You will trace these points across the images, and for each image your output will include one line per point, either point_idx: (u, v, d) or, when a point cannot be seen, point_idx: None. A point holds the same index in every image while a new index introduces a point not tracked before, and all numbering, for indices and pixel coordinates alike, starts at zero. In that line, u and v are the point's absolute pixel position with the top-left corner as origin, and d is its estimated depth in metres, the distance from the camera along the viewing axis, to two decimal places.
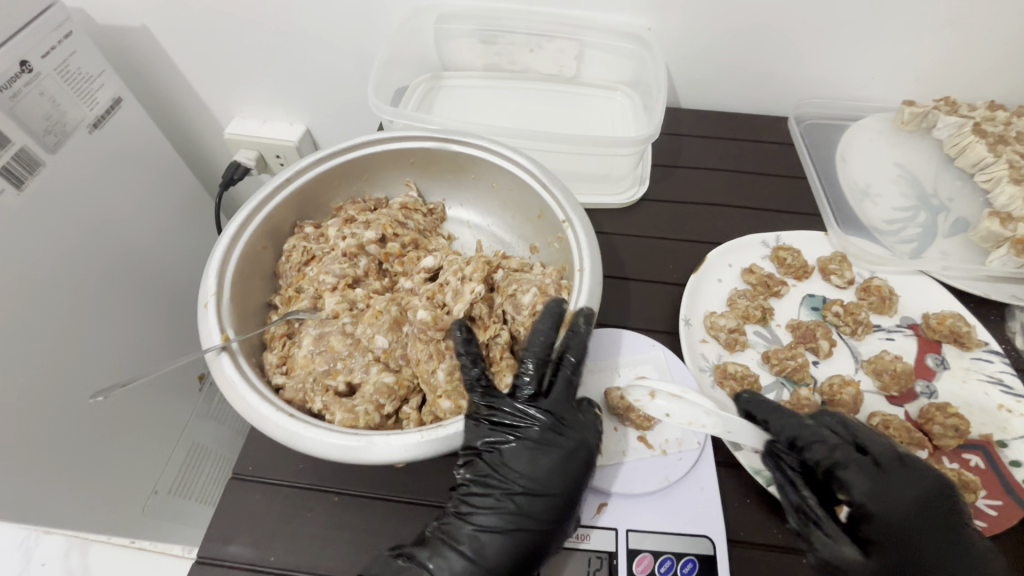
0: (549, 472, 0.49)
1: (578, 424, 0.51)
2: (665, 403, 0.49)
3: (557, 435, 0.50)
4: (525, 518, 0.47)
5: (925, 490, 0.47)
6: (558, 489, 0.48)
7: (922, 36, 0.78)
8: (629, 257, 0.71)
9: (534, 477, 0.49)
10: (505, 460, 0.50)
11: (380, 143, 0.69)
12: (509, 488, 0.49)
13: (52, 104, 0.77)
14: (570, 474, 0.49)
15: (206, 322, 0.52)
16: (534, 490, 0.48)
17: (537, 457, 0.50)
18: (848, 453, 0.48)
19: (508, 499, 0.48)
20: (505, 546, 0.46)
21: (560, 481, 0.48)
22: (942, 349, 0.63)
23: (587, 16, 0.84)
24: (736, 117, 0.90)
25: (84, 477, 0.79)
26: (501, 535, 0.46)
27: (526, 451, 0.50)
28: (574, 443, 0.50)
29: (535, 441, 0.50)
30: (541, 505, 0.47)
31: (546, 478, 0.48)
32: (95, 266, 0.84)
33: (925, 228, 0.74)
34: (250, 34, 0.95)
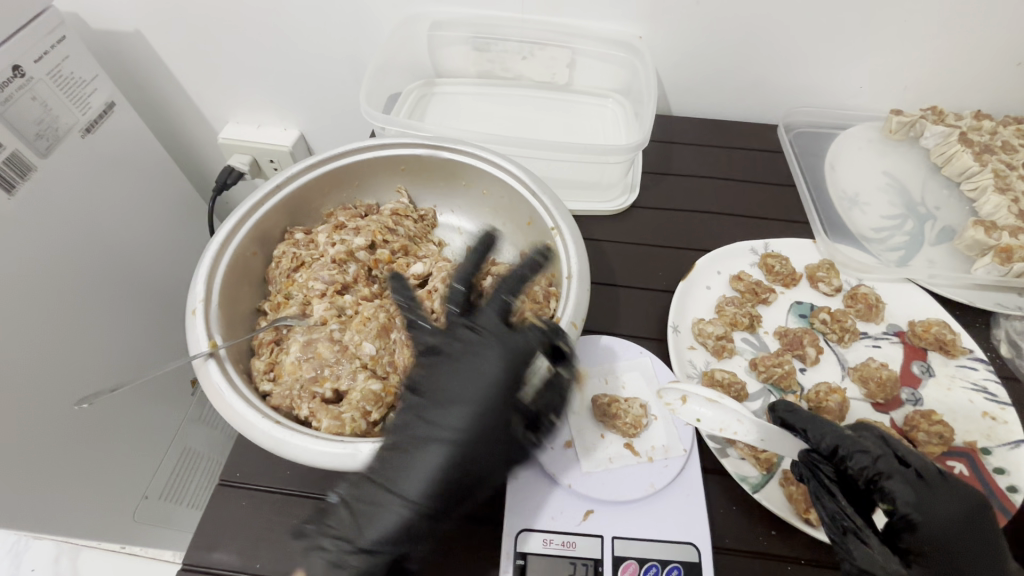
0: (470, 389, 0.49)
1: (498, 339, 0.51)
2: (698, 406, 0.48)
3: (476, 350, 0.51)
4: (444, 429, 0.48)
5: (963, 500, 0.45)
6: (483, 403, 0.49)
7: (909, 46, 0.79)
8: (618, 263, 0.71)
9: (455, 396, 0.49)
10: (428, 379, 0.51)
11: (372, 150, 0.69)
12: (429, 404, 0.50)
13: (45, 109, 0.77)
14: (491, 388, 0.49)
15: (193, 328, 0.52)
16: (454, 409, 0.49)
17: (456, 374, 0.50)
18: (893, 464, 0.45)
19: (431, 420, 0.49)
20: (435, 463, 0.47)
21: (483, 395, 0.49)
22: (927, 357, 0.63)
23: (578, 25, 0.85)
24: (726, 125, 0.91)
25: (74, 483, 0.79)
26: (428, 459, 0.47)
27: (443, 368, 0.51)
28: (494, 358, 0.50)
29: (455, 359, 0.51)
30: (458, 417, 0.48)
31: (465, 394, 0.49)
32: (87, 270, 0.84)
33: (912, 236, 0.75)
34: (244, 40, 0.95)
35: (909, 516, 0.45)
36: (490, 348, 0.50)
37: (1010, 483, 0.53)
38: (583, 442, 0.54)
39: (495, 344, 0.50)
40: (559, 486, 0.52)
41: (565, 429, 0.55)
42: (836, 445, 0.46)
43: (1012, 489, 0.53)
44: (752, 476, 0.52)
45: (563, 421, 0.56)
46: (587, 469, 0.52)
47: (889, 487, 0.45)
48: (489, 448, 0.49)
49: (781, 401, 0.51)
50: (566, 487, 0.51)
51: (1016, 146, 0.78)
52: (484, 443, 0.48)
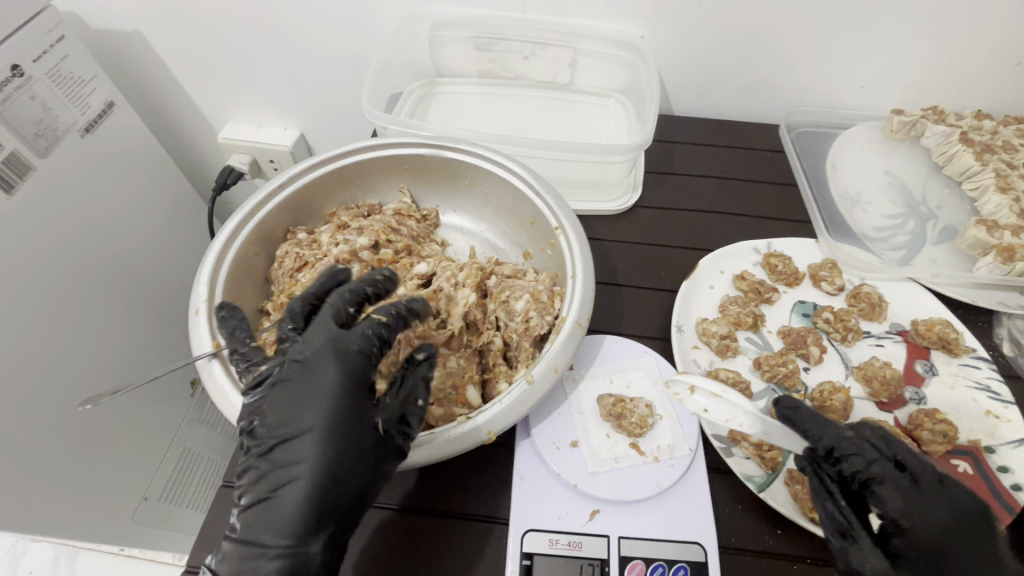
0: (306, 410, 0.42)
1: (326, 349, 0.43)
2: (704, 399, 0.48)
3: (309, 363, 0.43)
4: (293, 467, 0.41)
5: (958, 507, 0.43)
6: (329, 417, 0.42)
7: (909, 46, 0.79)
8: (622, 263, 0.71)
9: (295, 422, 0.42)
10: (261, 415, 0.43)
11: (374, 149, 0.69)
12: (271, 443, 0.42)
13: (44, 108, 0.77)
14: (334, 401, 0.42)
15: (196, 328, 0.52)
16: (300, 436, 0.41)
17: (292, 397, 0.42)
18: (886, 468, 0.45)
19: (281, 456, 0.41)
20: (294, 494, 0.40)
21: (329, 410, 0.42)
22: (930, 356, 0.64)
23: (580, 24, 0.85)
24: (728, 124, 0.91)
25: (73, 485, 0.78)
26: (289, 498, 0.40)
27: (277, 391, 0.43)
28: (332, 367, 0.43)
29: (285, 377, 0.43)
30: (304, 450, 0.41)
31: (308, 416, 0.42)
32: (85, 270, 0.84)
33: (914, 236, 0.75)
34: (244, 39, 0.95)
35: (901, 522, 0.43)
36: (321, 362, 0.43)
37: (1014, 481, 0.53)
38: (589, 442, 0.54)
39: (326, 350, 0.43)
40: (564, 486, 0.51)
41: (570, 429, 0.55)
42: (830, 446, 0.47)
43: (1016, 487, 0.53)
44: (757, 475, 0.52)
45: (568, 422, 0.56)
46: (593, 468, 0.52)
47: (880, 492, 0.44)
48: (360, 463, 0.42)
49: (786, 396, 0.52)
50: (572, 486, 0.51)
51: (1017, 145, 0.78)
52: (350, 459, 0.41)
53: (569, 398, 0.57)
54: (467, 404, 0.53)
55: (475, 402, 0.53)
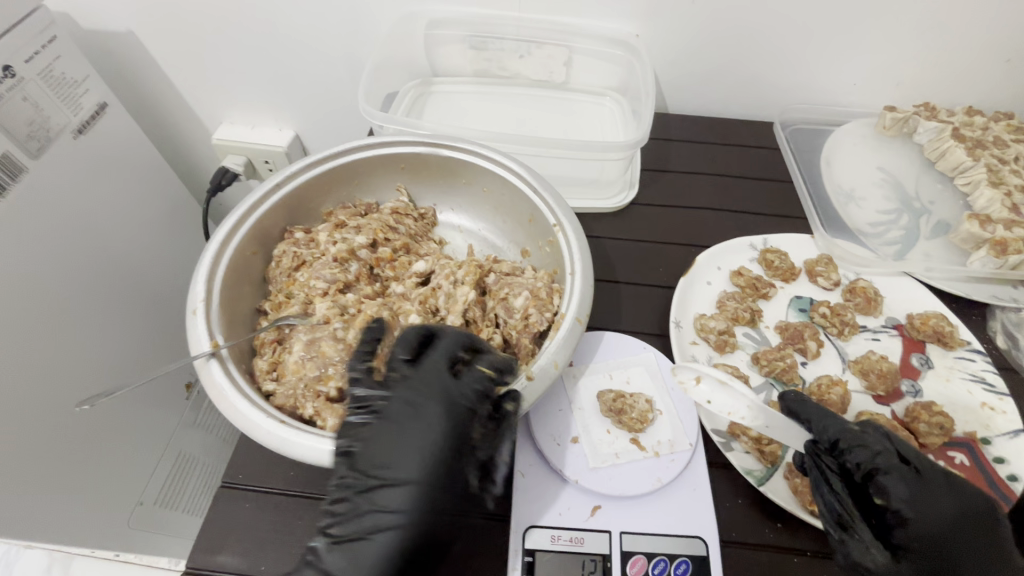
0: (412, 454, 0.44)
1: (442, 398, 0.46)
2: (708, 388, 0.51)
3: (417, 414, 0.45)
4: (391, 509, 0.42)
5: (960, 502, 0.44)
6: (424, 474, 0.43)
7: (901, 44, 0.80)
8: (620, 260, 0.72)
9: (394, 470, 0.43)
10: (360, 447, 0.44)
11: (370, 148, 0.69)
12: (370, 478, 0.43)
13: (35, 109, 0.76)
14: (433, 458, 0.44)
15: (194, 328, 0.52)
16: (398, 482, 0.43)
17: (395, 442, 0.44)
18: (891, 460, 0.45)
19: (371, 500, 0.43)
20: (387, 537, 0.41)
21: (426, 465, 0.43)
22: (926, 349, 0.64)
23: (575, 23, 0.85)
24: (723, 122, 0.91)
25: (68, 489, 0.77)
26: (373, 545, 0.41)
27: (382, 431, 0.45)
28: (439, 420, 0.45)
29: (388, 418, 0.45)
30: (404, 493, 0.42)
31: (406, 466, 0.43)
32: (79, 273, 0.83)
33: (908, 231, 0.76)
34: (239, 39, 0.94)
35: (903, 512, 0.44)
36: (433, 408, 0.45)
37: (1010, 472, 0.54)
38: (589, 438, 0.54)
39: (436, 403, 0.45)
40: (566, 482, 0.51)
41: (570, 425, 0.55)
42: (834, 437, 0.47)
43: (1013, 478, 0.53)
44: (757, 469, 0.52)
45: (568, 419, 0.56)
46: (594, 465, 0.52)
47: (882, 481, 0.45)
48: (442, 523, 0.43)
49: (790, 391, 0.53)
50: (573, 482, 0.51)
51: (1008, 141, 0.79)
52: (434, 516, 0.42)
53: (569, 395, 0.57)
54: None
55: None
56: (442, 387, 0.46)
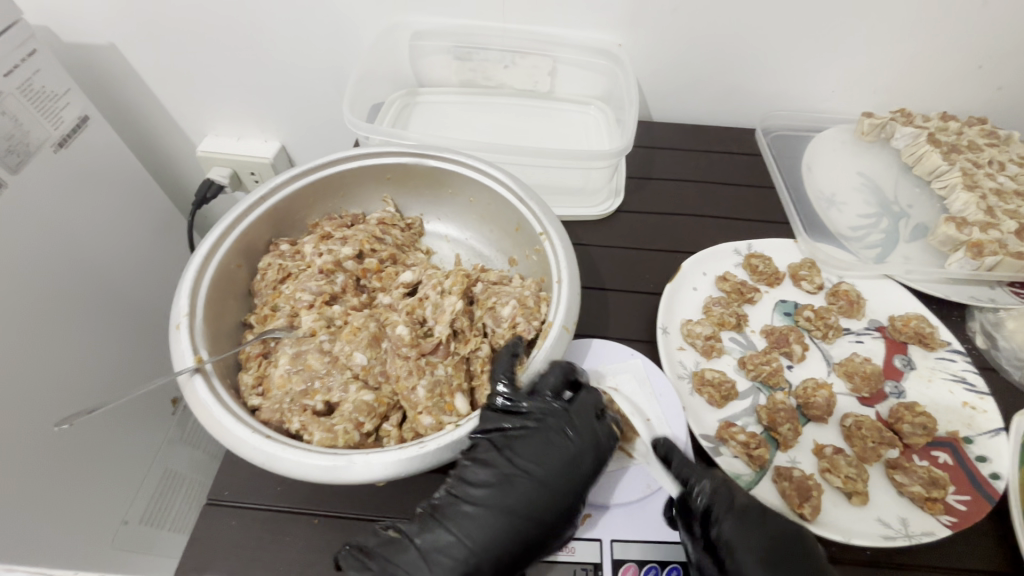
0: (558, 469, 0.48)
1: (595, 433, 0.50)
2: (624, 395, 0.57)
3: (568, 438, 0.49)
4: (530, 503, 0.46)
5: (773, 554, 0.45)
6: (558, 491, 0.47)
7: (876, 52, 0.82)
8: (606, 267, 0.72)
9: (537, 474, 0.48)
10: (515, 441, 0.49)
11: (356, 159, 0.69)
12: (517, 469, 0.48)
13: (15, 123, 0.75)
14: (577, 477, 0.48)
15: (178, 343, 0.51)
16: (542, 483, 0.47)
17: (542, 450, 0.49)
18: (717, 493, 0.48)
19: (497, 489, 0.47)
20: (519, 526, 0.45)
21: (564, 483, 0.47)
22: (908, 350, 0.65)
23: (558, 34, 0.86)
24: (705, 129, 0.93)
25: (49, 509, 0.75)
26: (488, 525, 0.45)
27: (537, 438, 0.49)
28: (587, 449, 0.49)
29: (549, 431, 0.50)
30: (546, 496, 0.47)
31: (545, 473, 0.48)
32: (59, 287, 0.81)
33: (888, 234, 0.77)
34: (223, 52, 0.94)
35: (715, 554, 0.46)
36: (585, 439, 0.49)
37: (992, 470, 0.55)
38: None
39: (591, 438, 0.50)
40: None
41: None
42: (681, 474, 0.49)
43: (995, 476, 0.54)
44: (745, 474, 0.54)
45: None
46: None
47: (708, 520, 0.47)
48: (549, 540, 0.46)
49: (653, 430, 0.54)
50: None
51: (982, 145, 0.81)
52: (544, 527, 0.46)
53: None
54: (456, 413, 0.52)
55: (464, 410, 0.53)
56: (594, 422, 0.51)
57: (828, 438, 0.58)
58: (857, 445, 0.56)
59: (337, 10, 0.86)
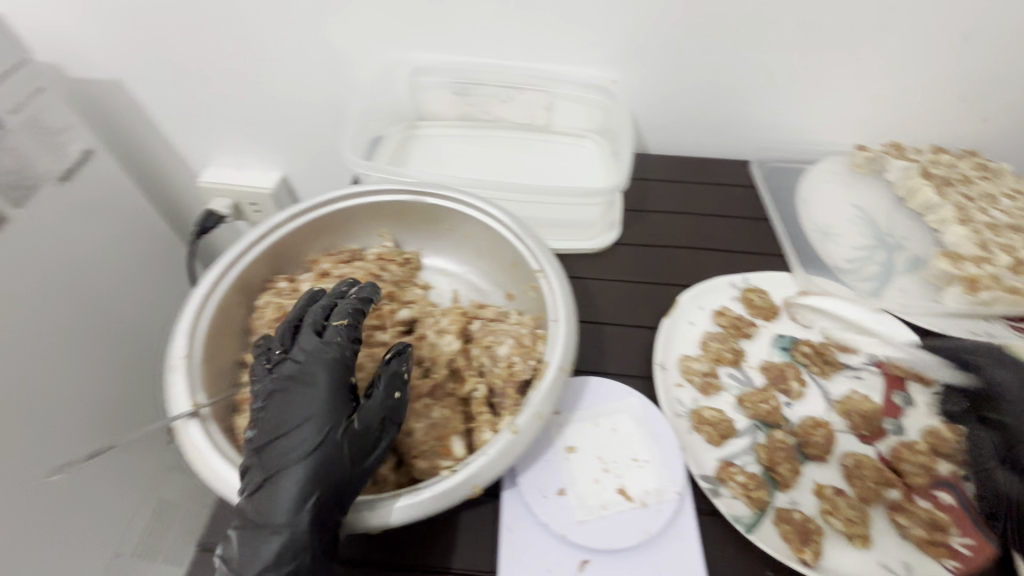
0: (302, 407, 0.47)
1: (316, 357, 0.49)
2: (617, 433, 0.57)
3: (301, 371, 0.49)
4: (296, 448, 0.45)
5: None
6: (324, 411, 0.46)
7: (866, 88, 0.84)
8: (604, 302, 0.72)
9: (293, 417, 0.46)
10: (267, 407, 0.48)
11: (355, 197, 0.70)
12: (274, 428, 0.46)
13: (20, 158, 0.77)
14: (321, 404, 0.47)
15: (174, 386, 0.51)
16: (297, 428, 0.46)
17: (287, 398, 0.47)
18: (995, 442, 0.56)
19: (273, 450, 0.45)
20: (297, 473, 0.44)
21: (324, 404, 0.47)
22: (907, 387, 0.65)
23: (554, 70, 0.88)
24: (701, 162, 0.94)
25: (35, 543, 0.75)
26: (289, 477, 0.44)
27: (278, 392, 0.48)
28: (323, 366, 0.49)
29: (285, 379, 0.48)
30: (303, 436, 0.45)
31: (298, 416, 0.46)
32: (58, 314, 0.82)
33: (884, 266, 0.78)
34: (225, 87, 0.96)
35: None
36: (312, 368, 0.49)
37: None
38: (576, 489, 0.53)
39: (317, 365, 0.49)
40: (553, 536, 0.50)
41: (556, 476, 0.54)
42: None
43: None
44: (745, 516, 0.53)
45: (553, 469, 0.54)
46: (581, 517, 0.51)
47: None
48: (350, 449, 0.46)
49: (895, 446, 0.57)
50: (561, 536, 0.50)
51: (974, 178, 0.82)
52: (323, 461, 0.44)
53: (554, 443, 0.56)
54: (453, 456, 0.51)
55: (460, 453, 0.52)
56: (315, 349, 0.50)
57: (829, 478, 0.57)
58: (858, 485, 0.56)
59: (338, 46, 0.88)
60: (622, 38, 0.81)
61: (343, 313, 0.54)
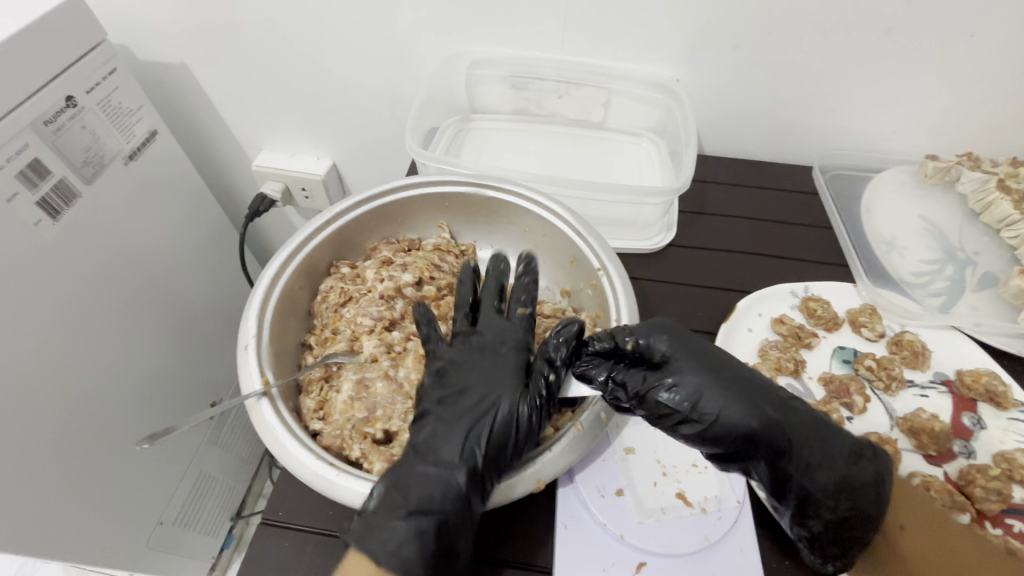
0: (491, 372, 0.50)
1: (505, 331, 0.53)
2: (677, 438, 0.56)
3: (491, 342, 0.52)
4: (482, 403, 0.48)
5: (824, 452, 0.47)
6: (496, 390, 0.49)
7: (943, 96, 0.80)
8: (659, 303, 0.72)
9: (480, 378, 0.49)
10: (452, 367, 0.51)
11: (418, 187, 0.71)
12: (459, 383, 0.49)
13: (93, 137, 0.80)
14: (508, 373, 0.50)
15: (246, 364, 0.52)
16: (486, 388, 0.49)
17: (474, 362, 0.50)
18: (799, 461, 0.46)
19: (457, 401, 0.49)
20: (481, 423, 0.47)
21: (510, 374, 0.50)
22: (977, 409, 0.62)
23: (616, 67, 0.87)
24: (759, 165, 0.92)
25: (86, 504, 0.79)
26: (469, 426, 0.47)
27: (466, 356, 0.51)
28: (499, 348, 0.51)
29: (473, 346, 0.52)
30: (489, 394, 0.48)
31: (486, 377, 0.49)
32: (120, 288, 0.86)
33: (953, 282, 0.75)
34: (285, 73, 0.98)
35: (787, 471, 0.46)
36: (500, 340, 0.52)
37: None
38: (634, 491, 0.53)
39: (505, 338, 0.52)
40: (611, 536, 0.50)
41: (614, 477, 0.54)
42: (597, 347, 0.50)
43: None
44: None
45: (611, 470, 0.54)
46: (639, 519, 0.51)
47: (719, 434, 0.45)
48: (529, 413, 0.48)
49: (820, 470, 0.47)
50: (619, 537, 0.50)
51: None
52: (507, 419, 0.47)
53: (612, 443, 0.56)
54: None
55: None
56: (501, 322, 0.53)
57: None
58: None
59: (398, 37, 0.89)
60: (688, 36, 0.80)
61: (523, 294, 0.55)
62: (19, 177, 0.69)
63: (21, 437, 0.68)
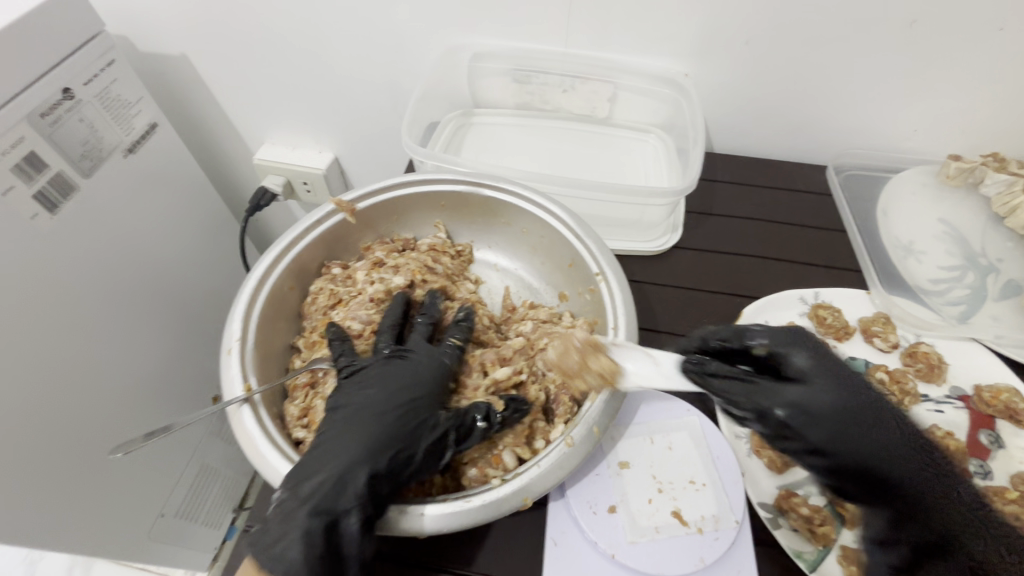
0: (393, 380, 0.52)
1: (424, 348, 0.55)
2: (675, 454, 0.54)
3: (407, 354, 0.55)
4: (381, 405, 0.49)
5: (945, 509, 0.42)
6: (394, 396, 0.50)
7: (968, 93, 0.76)
8: (661, 308, 0.69)
9: (386, 380, 0.51)
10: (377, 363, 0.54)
11: (413, 185, 0.69)
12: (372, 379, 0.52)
13: (91, 130, 0.79)
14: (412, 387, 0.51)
15: (228, 368, 0.51)
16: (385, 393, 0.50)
17: (388, 367, 0.53)
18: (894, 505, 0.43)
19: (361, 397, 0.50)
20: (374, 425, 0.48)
21: (414, 387, 0.51)
22: (996, 425, 0.59)
23: (623, 62, 0.83)
24: (769, 165, 0.88)
25: (87, 499, 0.79)
26: (366, 426, 0.48)
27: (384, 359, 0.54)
28: (418, 358, 0.54)
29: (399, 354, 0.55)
30: (388, 398, 0.50)
31: (389, 382, 0.51)
32: (122, 283, 0.85)
33: (974, 290, 0.71)
34: (285, 65, 0.96)
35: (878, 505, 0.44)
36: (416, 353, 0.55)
37: None
38: (628, 507, 0.51)
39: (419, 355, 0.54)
40: (602, 555, 0.48)
41: (608, 492, 0.52)
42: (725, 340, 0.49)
43: None
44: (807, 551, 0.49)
45: (604, 486, 0.52)
46: (632, 538, 0.49)
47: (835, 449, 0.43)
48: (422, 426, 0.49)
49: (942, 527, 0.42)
50: (610, 556, 0.48)
51: None
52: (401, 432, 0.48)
53: (606, 457, 0.54)
54: (503, 467, 0.51)
55: (510, 464, 0.51)
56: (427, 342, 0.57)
57: None
58: None
59: (398, 28, 0.86)
60: (698, 30, 0.76)
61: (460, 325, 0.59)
62: (14, 171, 0.68)
63: (22, 434, 0.68)
